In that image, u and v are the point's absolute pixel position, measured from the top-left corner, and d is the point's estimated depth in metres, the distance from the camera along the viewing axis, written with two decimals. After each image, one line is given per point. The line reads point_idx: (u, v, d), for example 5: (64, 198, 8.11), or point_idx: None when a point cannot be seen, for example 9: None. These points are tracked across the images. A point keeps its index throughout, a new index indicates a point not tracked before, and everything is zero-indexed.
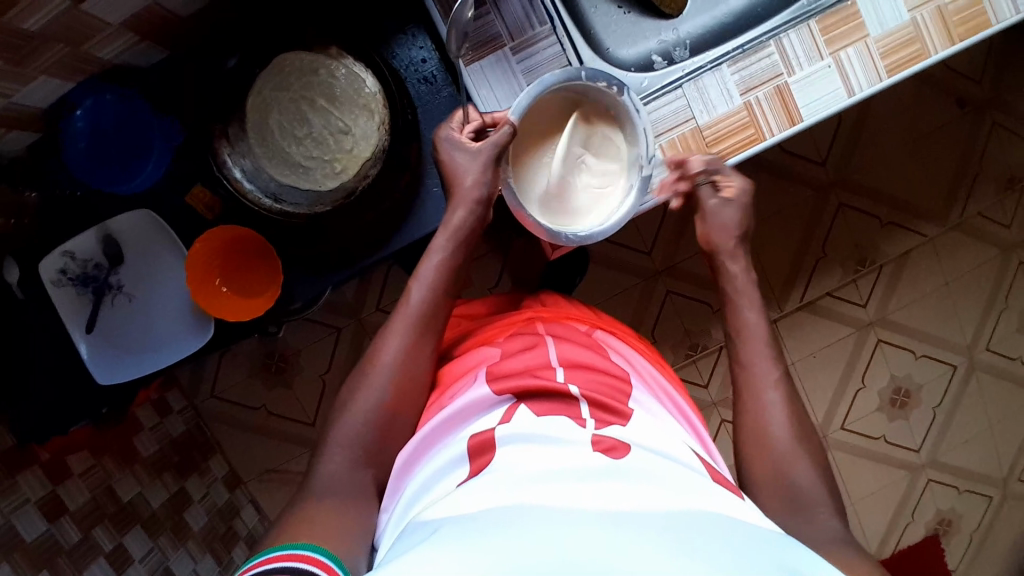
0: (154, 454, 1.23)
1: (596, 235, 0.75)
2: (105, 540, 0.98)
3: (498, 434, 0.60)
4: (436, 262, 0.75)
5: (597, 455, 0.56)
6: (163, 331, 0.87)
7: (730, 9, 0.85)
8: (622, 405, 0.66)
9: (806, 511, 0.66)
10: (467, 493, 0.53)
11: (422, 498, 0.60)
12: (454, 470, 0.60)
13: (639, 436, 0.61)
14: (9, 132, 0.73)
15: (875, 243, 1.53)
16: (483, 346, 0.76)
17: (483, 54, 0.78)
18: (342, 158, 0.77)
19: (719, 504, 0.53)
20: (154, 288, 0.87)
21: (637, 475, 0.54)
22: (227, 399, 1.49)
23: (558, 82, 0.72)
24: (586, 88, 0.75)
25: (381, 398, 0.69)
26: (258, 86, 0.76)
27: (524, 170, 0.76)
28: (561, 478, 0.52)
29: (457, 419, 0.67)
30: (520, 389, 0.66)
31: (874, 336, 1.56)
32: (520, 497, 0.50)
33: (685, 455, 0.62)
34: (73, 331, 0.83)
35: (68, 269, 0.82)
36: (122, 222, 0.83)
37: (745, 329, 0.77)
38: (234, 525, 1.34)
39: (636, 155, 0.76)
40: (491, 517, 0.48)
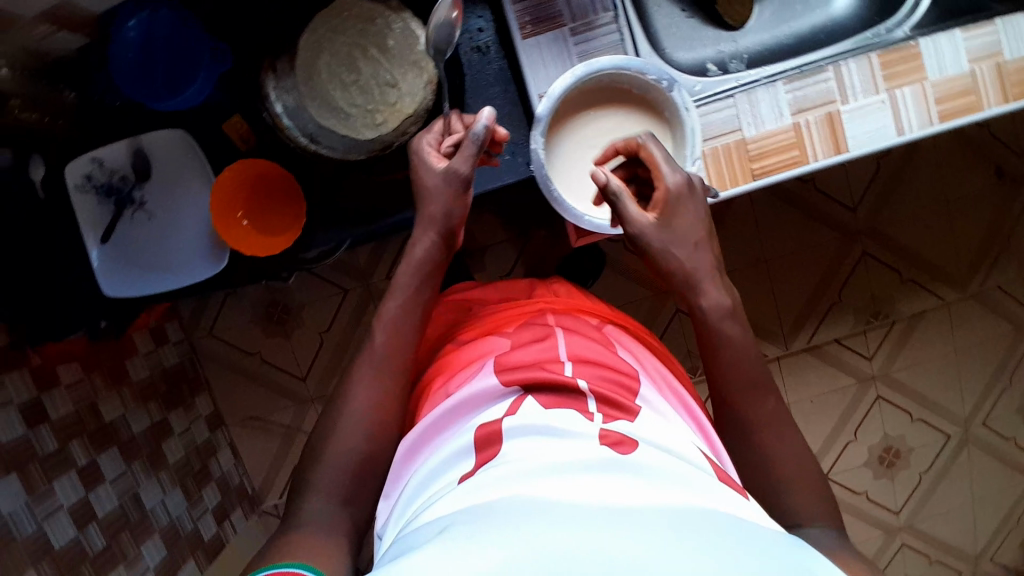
0: (143, 380, 1.32)
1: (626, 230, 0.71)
2: (79, 454, 1.11)
3: (505, 426, 0.60)
4: (399, 302, 0.75)
5: (604, 450, 0.56)
6: (175, 253, 0.85)
7: (792, 31, 0.88)
8: (629, 403, 0.65)
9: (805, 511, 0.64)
10: (466, 492, 0.53)
11: (427, 487, 0.61)
12: (458, 462, 0.60)
13: (645, 432, 0.60)
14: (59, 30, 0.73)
15: (892, 298, 1.52)
16: (493, 336, 0.76)
17: (542, 31, 0.73)
18: (384, 111, 0.76)
19: (716, 501, 0.52)
20: (174, 211, 0.85)
21: (639, 471, 0.53)
22: (225, 340, 1.50)
23: (605, 69, 0.68)
24: (634, 81, 0.70)
25: (355, 441, 0.70)
26: (314, 24, 0.75)
27: (555, 145, 0.72)
28: (565, 472, 0.52)
29: (463, 411, 0.67)
30: (527, 381, 0.66)
31: (875, 392, 1.55)
32: (517, 489, 0.50)
33: (690, 451, 0.61)
34: (88, 238, 0.83)
35: (94, 176, 0.82)
36: (156, 138, 0.82)
37: (729, 345, 0.69)
38: (209, 465, 1.43)
39: (681, 156, 0.72)
40: (484, 514, 0.48)
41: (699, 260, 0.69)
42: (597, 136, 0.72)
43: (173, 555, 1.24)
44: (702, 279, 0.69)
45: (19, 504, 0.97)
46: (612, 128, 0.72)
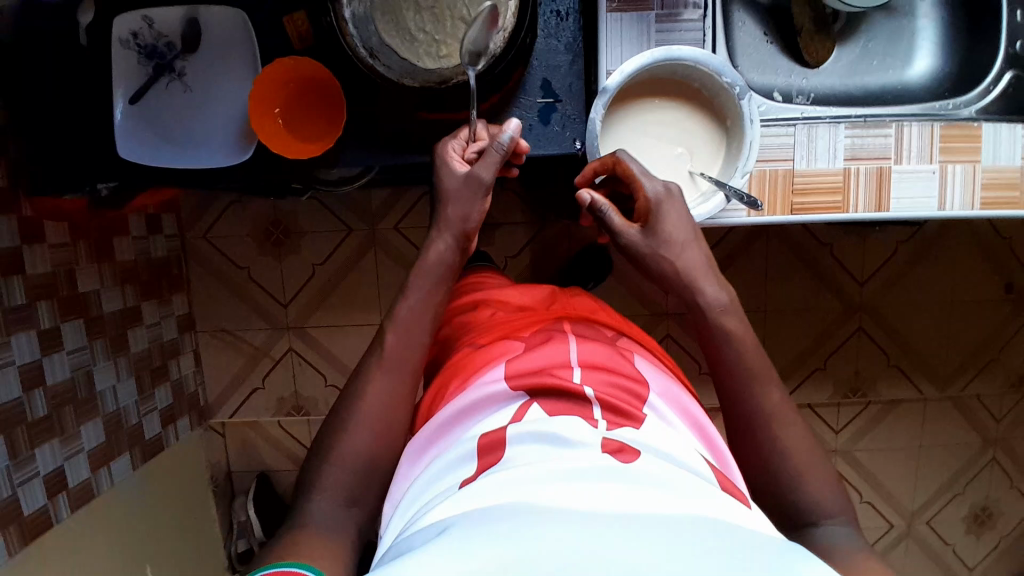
0: (126, 262, 1.29)
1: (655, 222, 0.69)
2: (44, 317, 1.09)
3: (509, 432, 0.59)
4: (419, 296, 0.76)
5: (607, 459, 0.55)
6: (199, 132, 0.82)
7: (862, 84, 0.88)
8: (635, 409, 0.63)
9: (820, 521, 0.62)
10: (471, 491, 0.52)
11: (432, 485, 0.60)
12: (461, 468, 0.59)
13: (652, 442, 0.59)
14: None
15: (875, 379, 1.53)
16: (507, 339, 0.74)
17: (629, 10, 0.72)
18: (451, 45, 0.74)
19: (730, 512, 0.51)
20: (210, 89, 0.82)
21: (648, 483, 0.52)
22: (217, 246, 1.46)
23: (681, 59, 0.67)
24: (708, 81, 0.69)
25: (367, 439, 0.68)
26: None
27: (612, 122, 0.71)
28: (571, 479, 0.51)
29: (469, 413, 0.66)
30: (534, 388, 0.64)
31: (833, 465, 1.56)
32: (522, 496, 0.50)
33: (695, 461, 0.59)
34: (118, 94, 0.80)
35: (140, 34, 0.80)
36: (213, 14, 0.79)
37: (727, 336, 0.67)
38: (169, 365, 1.41)
39: (731, 167, 0.70)
40: (486, 518, 0.48)
41: (700, 257, 0.69)
42: (656, 124, 0.71)
43: (112, 443, 1.24)
44: (699, 277, 0.69)
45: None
46: (670, 122, 0.72)
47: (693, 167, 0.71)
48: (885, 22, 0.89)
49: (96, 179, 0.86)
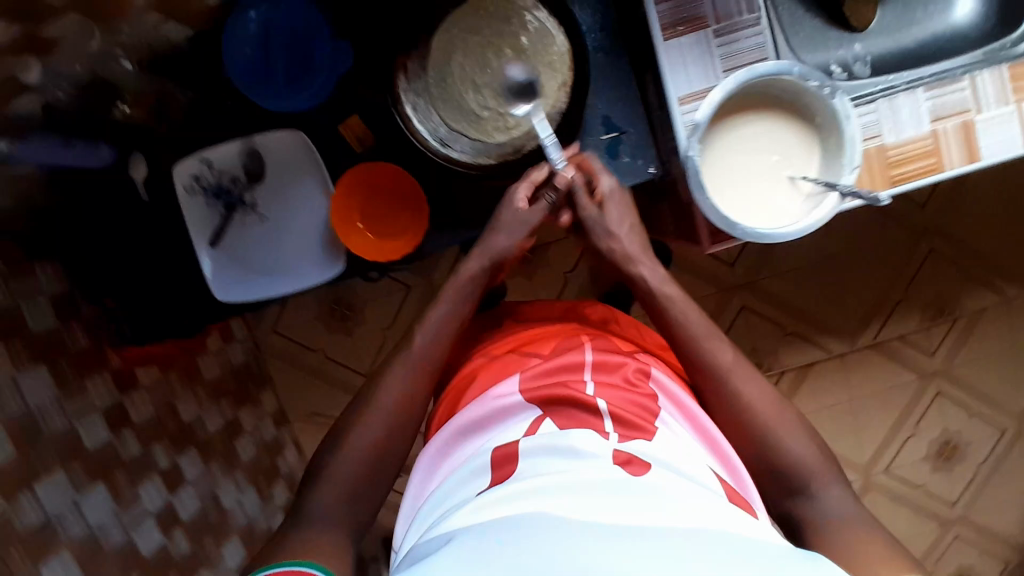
0: (214, 378, 1.31)
1: (772, 237, 0.65)
2: (162, 458, 1.10)
3: (522, 447, 0.61)
4: (446, 306, 0.74)
5: (614, 469, 0.56)
6: (286, 257, 0.82)
7: (914, 36, 0.85)
8: (647, 421, 0.64)
9: (808, 494, 0.64)
10: (480, 506, 0.55)
11: (438, 504, 0.63)
12: (473, 481, 0.61)
13: (664, 454, 0.60)
14: (168, 20, 0.74)
15: (955, 295, 1.50)
16: (523, 352, 0.75)
17: (685, 32, 0.70)
18: (515, 113, 0.75)
19: (732, 520, 0.52)
20: (286, 211, 0.82)
21: (653, 493, 0.53)
22: (287, 336, 1.49)
23: (768, 73, 0.65)
24: (794, 87, 0.68)
25: (376, 433, 0.68)
26: (448, 25, 0.74)
27: (708, 148, 0.69)
28: (575, 490, 0.53)
29: (485, 425, 0.68)
30: (550, 398, 0.66)
31: (935, 388, 1.54)
32: (539, 505, 0.52)
33: (701, 473, 0.60)
34: (197, 241, 0.80)
35: (202, 177, 0.79)
36: (270, 140, 0.78)
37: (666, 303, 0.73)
38: (278, 461, 1.44)
39: (837, 163, 0.68)
40: (505, 524, 0.50)
41: (642, 245, 0.76)
42: (747, 140, 0.69)
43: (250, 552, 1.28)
44: (637, 258, 0.75)
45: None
46: (762, 133, 0.69)
47: (792, 172, 0.69)
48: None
49: (195, 319, 0.89)
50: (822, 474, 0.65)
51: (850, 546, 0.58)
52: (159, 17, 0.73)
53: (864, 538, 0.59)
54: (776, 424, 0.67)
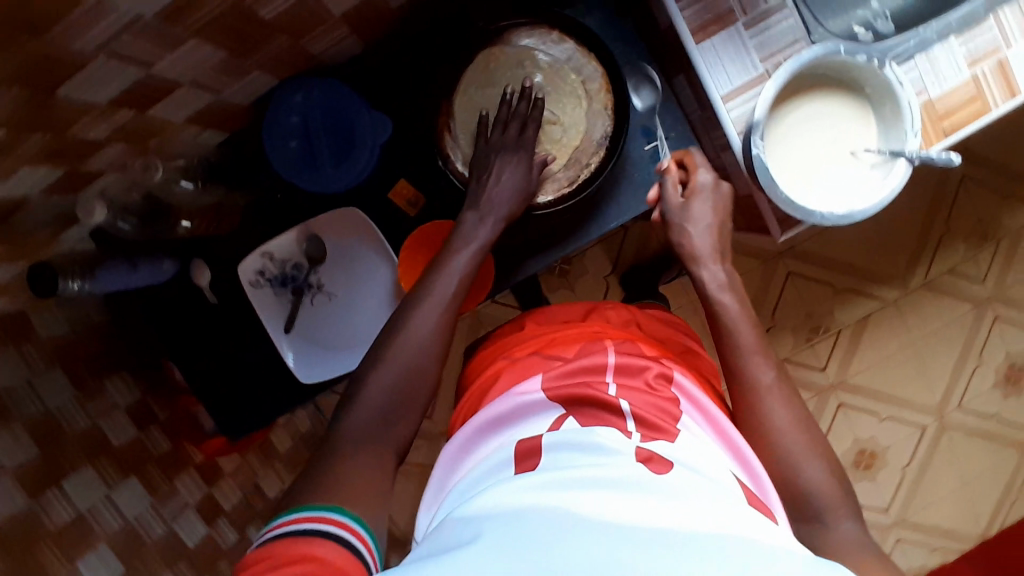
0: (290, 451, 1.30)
1: (855, 216, 0.65)
2: (229, 532, 1.09)
3: (546, 440, 0.57)
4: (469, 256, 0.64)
5: (636, 466, 0.51)
6: (360, 330, 0.83)
7: None
8: (668, 421, 0.60)
9: (823, 522, 0.57)
10: (499, 493, 0.50)
11: (459, 499, 0.58)
12: (496, 474, 0.57)
13: (685, 455, 0.55)
14: (207, 129, 0.74)
15: (996, 217, 1.44)
16: (545, 358, 0.72)
17: (713, 32, 0.71)
18: (556, 149, 0.72)
19: (749, 522, 0.46)
20: (352, 285, 0.83)
21: (667, 494, 0.48)
22: None
23: (816, 57, 0.67)
24: (841, 65, 0.69)
25: (394, 381, 0.58)
26: (463, 83, 0.72)
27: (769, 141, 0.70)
28: (594, 486, 0.48)
29: (513, 421, 0.64)
30: (571, 398, 0.62)
31: (992, 313, 1.46)
32: (558, 499, 0.47)
33: (722, 473, 0.54)
34: (273, 331, 0.81)
35: (266, 269, 0.80)
36: (328, 221, 0.80)
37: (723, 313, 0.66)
38: None
39: (898, 128, 0.69)
40: (526, 515, 0.46)
41: (710, 268, 0.68)
42: (802, 125, 0.70)
43: None
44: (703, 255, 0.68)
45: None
46: (817, 115, 0.71)
47: (853, 147, 0.70)
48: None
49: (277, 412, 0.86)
50: (833, 498, 0.57)
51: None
52: (199, 128, 0.73)
53: (874, 574, 0.52)
54: (794, 440, 0.59)
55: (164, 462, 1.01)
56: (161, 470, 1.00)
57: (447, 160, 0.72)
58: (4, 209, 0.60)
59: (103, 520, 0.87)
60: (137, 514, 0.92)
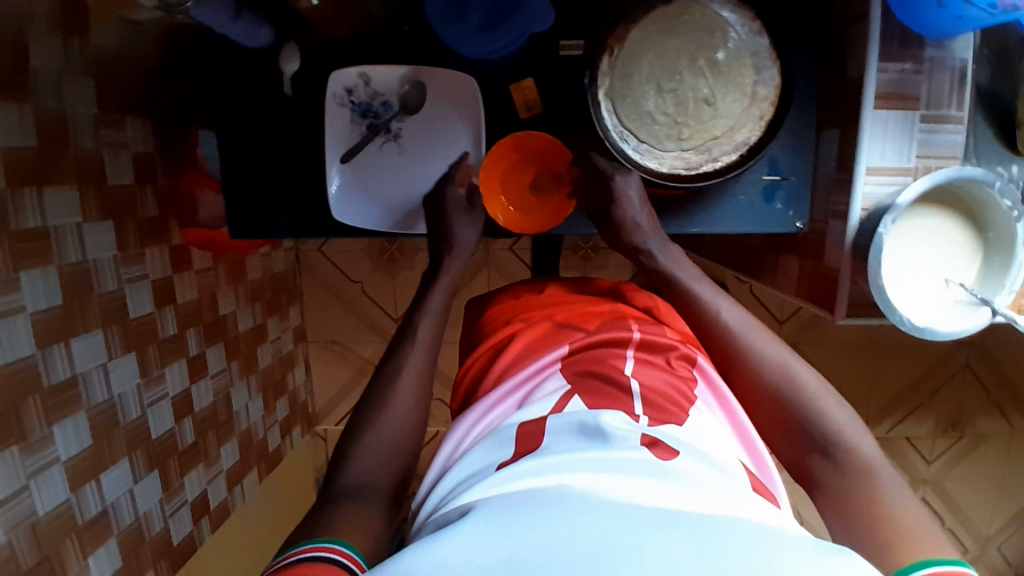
0: (256, 279, 1.24)
1: (921, 333, 0.67)
2: (193, 344, 1.00)
3: (550, 423, 0.55)
4: (441, 296, 0.71)
5: (642, 450, 0.49)
6: (413, 197, 0.80)
7: None
8: (678, 407, 0.58)
9: (829, 454, 0.57)
10: (505, 472, 0.48)
11: (465, 471, 0.54)
12: (496, 452, 0.54)
13: (694, 440, 0.53)
14: None
15: (972, 414, 1.47)
16: (571, 328, 0.69)
17: (891, 107, 0.69)
18: (694, 129, 0.71)
19: (752, 511, 0.45)
20: (426, 150, 0.79)
21: (680, 481, 0.46)
22: (331, 260, 1.44)
23: (973, 178, 0.66)
24: (986, 198, 0.68)
25: (405, 411, 0.61)
26: (646, 20, 0.69)
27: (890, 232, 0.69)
28: (604, 470, 0.47)
29: (520, 397, 0.62)
30: (587, 380, 0.60)
31: (920, 494, 1.50)
32: (572, 483, 0.45)
33: (730, 461, 0.53)
34: (331, 154, 0.77)
35: (355, 91, 0.76)
36: (439, 78, 0.76)
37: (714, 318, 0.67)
38: (287, 378, 1.37)
39: (998, 282, 0.69)
40: (537, 496, 0.44)
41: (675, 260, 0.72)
42: (918, 232, 0.70)
43: (242, 462, 1.17)
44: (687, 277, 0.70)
45: (132, 386, 0.85)
46: (936, 232, 0.70)
47: (951, 276, 0.70)
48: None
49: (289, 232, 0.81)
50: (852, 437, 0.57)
51: (879, 512, 0.52)
52: None
53: (891, 495, 0.53)
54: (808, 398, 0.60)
55: (143, 226, 0.88)
56: (137, 232, 0.87)
57: (594, 82, 0.69)
58: None
59: (64, 247, 0.73)
60: (99, 258, 0.79)
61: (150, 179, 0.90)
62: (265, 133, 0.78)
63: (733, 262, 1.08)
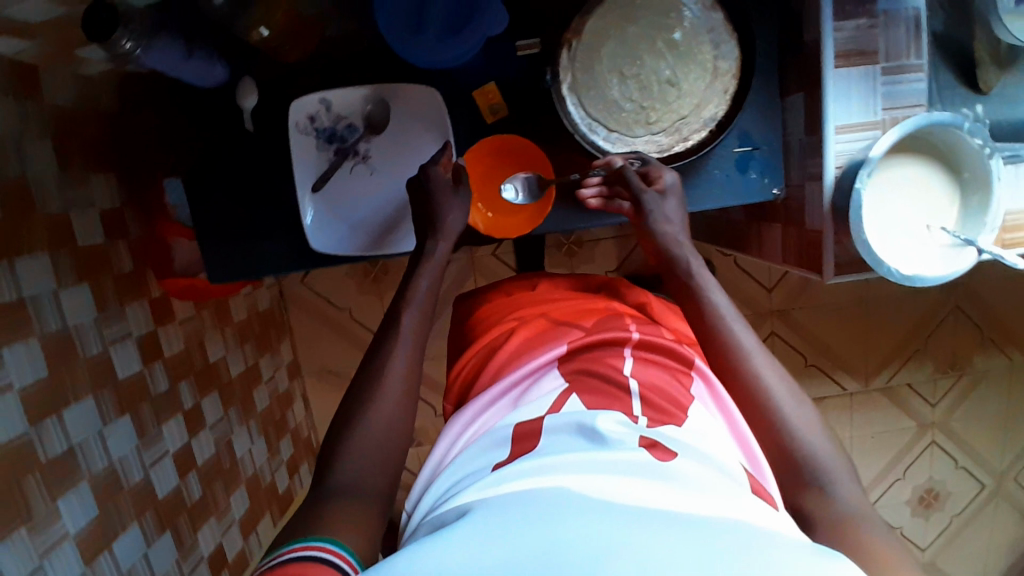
0: (242, 321, 1.22)
1: (911, 281, 0.68)
2: (186, 397, 0.98)
3: (548, 423, 0.54)
4: (428, 282, 0.67)
5: (642, 455, 0.49)
6: (386, 216, 0.79)
7: None
8: (677, 408, 0.58)
9: (824, 489, 0.54)
10: (505, 473, 0.48)
11: (455, 473, 0.55)
12: (493, 452, 0.54)
13: (693, 442, 0.53)
14: None
15: (969, 352, 1.49)
16: (563, 326, 0.69)
17: (852, 64, 0.70)
18: (661, 112, 0.71)
19: (754, 514, 0.44)
20: (399, 170, 0.78)
21: (678, 484, 0.45)
22: (316, 290, 1.42)
23: (942, 123, 0.67)
24: (956, 141, 0.69)
25: (391, 416, 0.60)
26: (601, 10, 0.68)
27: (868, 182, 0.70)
28: (602, 471, 0.46)
29: (514, 399, 0.62)
30: (583, 376, 0.60)
31: (930, 438, 1.52)
32: (577, 483, 0.45)
33: (729, 463, 0.53)
34: (302, 186, 0.76)
35: (318, 118, 0.76)
36: (401, 94, 0.75)
37: (713, 311, 0.63)
38: (286, 415, 1.35)
39: (979, 220, 0.70)
40: (537, 497, 0.43)
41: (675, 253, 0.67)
42: (893, 179, 0.71)
43: (253, 507, 1.14)
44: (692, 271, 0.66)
45: (130, 448, 0.83)
46: (912, 179, 0.71)
47: (931, 222, 0.71)
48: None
49: (269, 268, 0.79)
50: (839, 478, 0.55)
51: (846, 542, 0.50)
52: None
53: (882, 545, 0.49)
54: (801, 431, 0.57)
55: (120, 282, 0.87)
56: (115, 289, 0.85)
57: (556, 77, 0.70)
58: None
59: (43, 314, 0.72)
60: (80, 322, 0.77)
61: (121, 233, 0.88)
62: (234, 173, 0.77)
63: (715, 236, 1.08)
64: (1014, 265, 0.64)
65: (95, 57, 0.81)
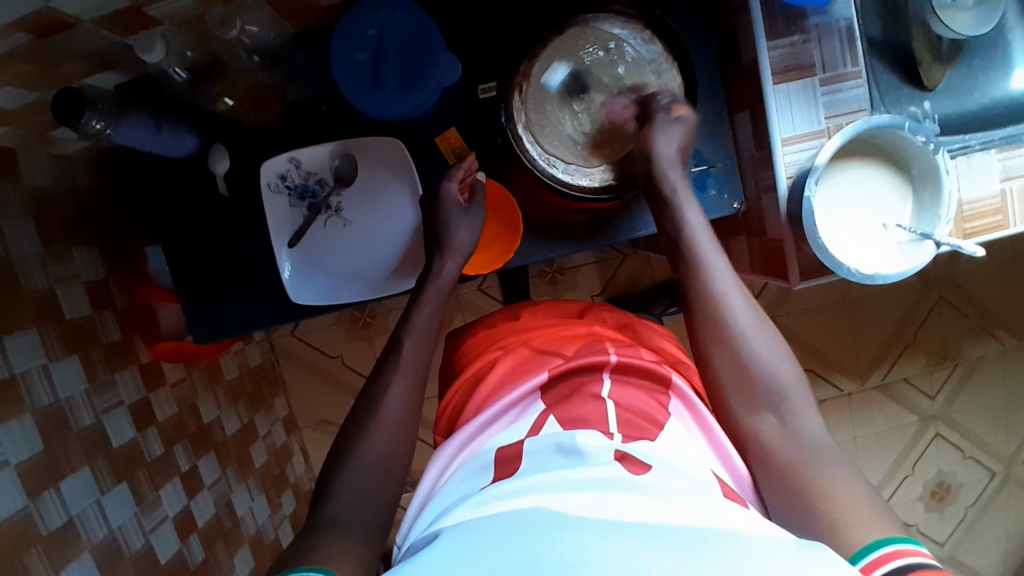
0: (234, 379, 1.23)
1: (871, 280, 0.70)
2: (182, 459, 0.98)
3: (528, 447, 0.56)
4: (426, 315, 0.70)
5: (615, 467, 0.50)
6: (362, 265, 0.81)
7: (977, 99, 0.83)
8: (651, 423, 0.59)
9: (782, 417, 0.58)
10: (485, 501, 0.49)
11: (442, 502, 0.56)
12: (477, 477, 0.55)
13: (665, 455, 0.54)
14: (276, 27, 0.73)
15: (960, 342, 1.50)
16: (543, 355, 0.70)
17: (791, 78, 0.73)
18: (613, 141, 0.74)
19: (725, 515, 0.45)
20: (371, 220, 0.81)
21: (654, 494, 0.47)
22: (306, 341, 1.43)
23: (884, 125, 0.70)
24: (901, 140, 0.72)
25: (391, 469, 0.60)
26: (546, 53, 0.73)
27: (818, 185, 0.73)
28: (576, 487, 0.47)
29: (500, 425, 0.64)
30: (561, 402, 0.62)
31: (933, 431, 1.52)
32: (554, 503, 0.46)
33: (701, 472, 0.54)
34: (278, 243, 0.78)
35: (288, 176, 0.78)
36: (366, 146, 0.78)
37: (694, 248, 0.65)
38: (286, 470, 1.35)
39: (932, 214, 0.72)
40: (516, 520, 0.44)
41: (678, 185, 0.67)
42: (846, 182, 0.74)
43: (258, 565, 1.13)
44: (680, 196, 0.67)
45: (128, 515, 0.83)
46: (864, 181, 0.74)
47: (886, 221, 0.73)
48: (1001, 39, 0.82)
49: (253, 324, 0.81)
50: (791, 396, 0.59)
51: (806, 478, 0.54)
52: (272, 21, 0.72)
53: (842, 481, 0.53)
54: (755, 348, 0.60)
55: (108, 351, 0.88)
56: (104, 359, 0.86)
57: (510, 118, 0.72)
58: (53, 24, 0.57)
59: (34, 389, 0.73)
60: (70, 393, 0.78)
61: (105, 304, 0.90)
62: (213, 235, 0.80)
63: None
64: (972, 253, 0.66)
65: (69, 138, 0.83)
